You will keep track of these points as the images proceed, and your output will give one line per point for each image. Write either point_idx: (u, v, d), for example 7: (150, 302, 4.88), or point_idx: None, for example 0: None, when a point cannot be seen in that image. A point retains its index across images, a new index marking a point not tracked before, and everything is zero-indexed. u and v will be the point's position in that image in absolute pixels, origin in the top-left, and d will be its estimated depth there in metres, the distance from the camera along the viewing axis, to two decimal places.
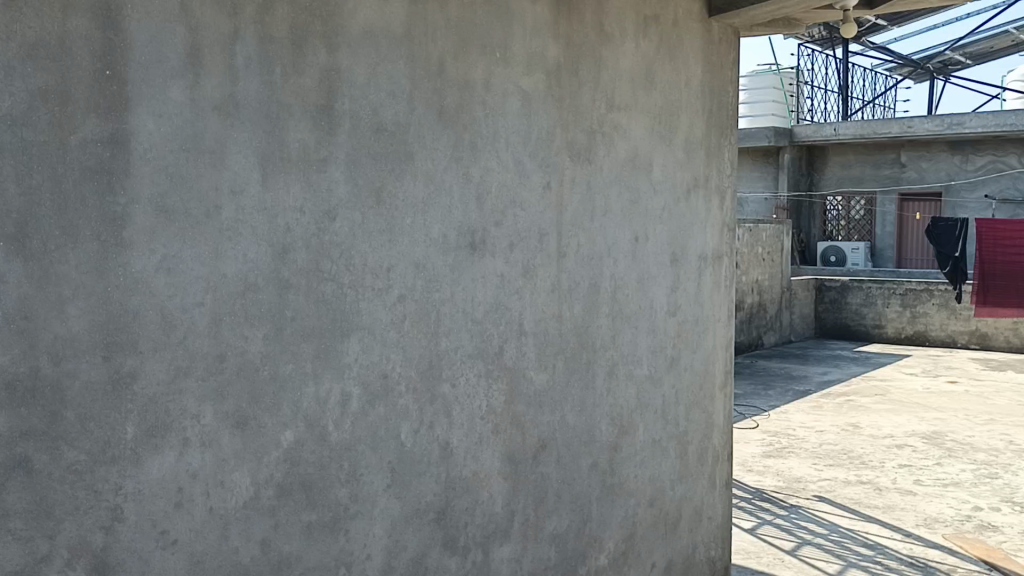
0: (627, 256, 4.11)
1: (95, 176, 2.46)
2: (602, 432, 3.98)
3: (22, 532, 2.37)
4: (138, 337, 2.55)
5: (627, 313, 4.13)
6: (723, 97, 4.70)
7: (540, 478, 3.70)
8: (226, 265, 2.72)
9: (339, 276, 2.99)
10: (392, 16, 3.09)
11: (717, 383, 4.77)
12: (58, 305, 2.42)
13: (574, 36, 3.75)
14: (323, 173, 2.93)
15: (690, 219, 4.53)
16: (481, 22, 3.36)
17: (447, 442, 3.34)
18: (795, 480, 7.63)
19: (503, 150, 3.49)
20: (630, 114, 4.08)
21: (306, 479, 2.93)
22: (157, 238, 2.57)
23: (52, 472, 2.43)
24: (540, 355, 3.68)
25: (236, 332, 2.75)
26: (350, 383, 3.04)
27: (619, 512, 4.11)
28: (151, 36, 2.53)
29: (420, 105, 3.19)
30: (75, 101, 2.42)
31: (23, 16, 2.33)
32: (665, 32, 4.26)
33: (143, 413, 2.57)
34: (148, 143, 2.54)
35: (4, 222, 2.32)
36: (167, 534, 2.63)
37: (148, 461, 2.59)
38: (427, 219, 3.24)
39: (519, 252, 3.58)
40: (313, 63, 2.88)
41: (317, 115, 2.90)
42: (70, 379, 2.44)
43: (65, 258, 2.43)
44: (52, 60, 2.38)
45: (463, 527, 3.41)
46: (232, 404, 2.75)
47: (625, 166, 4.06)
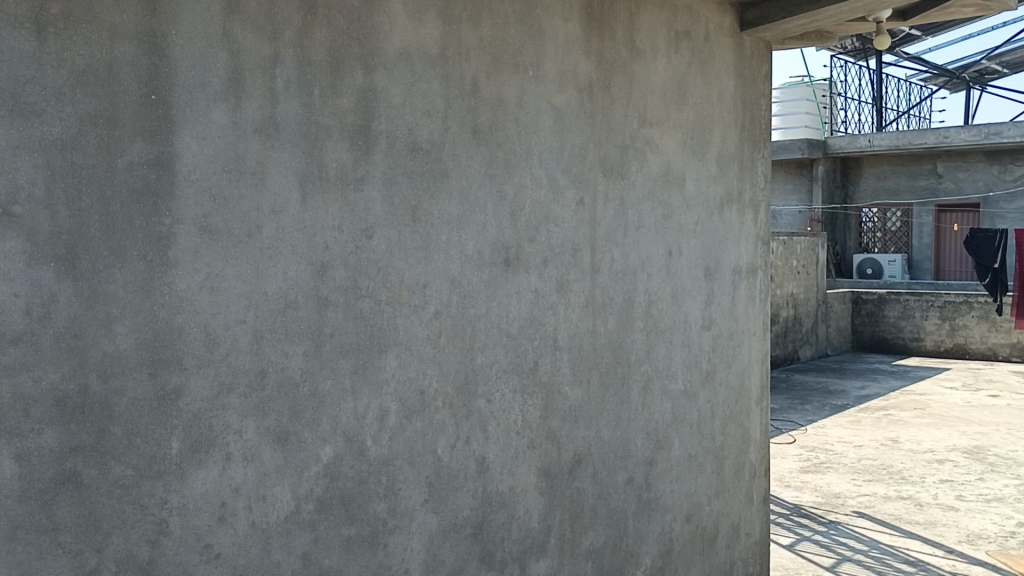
0: (661, 270, 4.12)
1: (142, 198, 2.53)
2: (637, 447, 3.98)
3: (71, 546, 2.43)
4: (183, 354, 2.62)
5: (662, 327, 4.13)
6: (756, 110, 4.70)
7: (576, 493, 3.71)
8: (268, 284, 2.78)
9: (376, 293, 3.04)
10: (427, 37, 3.14)
11: (753, 397, 4.73)
12: (107, 323, 2.49)
13: (606, 53, 3.78)
14: (360, 192, 2.98)
15: (724, 232, 4.52)
16: (515, 40, 3.40)
17: (483, 457, 3.36)
18: (833, 496, 7.53)
19: (536, 167, 3.52)
20: (662, 130, 4.09)
21: (345, 494, 2.97)
22: (201, 257, 2.64)
23: (101, 487, 2.49)
24: (575, 369, 3.69)
25: (276, 348, 2.80)
26: (388, 399, 3.07)
27: (656, 527, 4.10)
28: (194, 61, 2.61)
29: (454, 124, 3.24)
30: (123, 125, 2.49)
31: (73, 44, 2.41)
32: (697, 47, 4.28)
33: (188, 428, 2.64)
34: (193, 165, 2.62)
35: (55, 244, 2.40)
36: (210, 547, 2.68)
37: (193, 475, 2.65)
38: (462, 235, 3.28)
39: (553, 268, 3.61)
40: (350, 85, 2.94)
41: (354, 135, 2.96)
42: (118, 396, 2.51)
43: (113, 278, 2.49)
44: (101, 86, 2.46)
45: (500, 542, 3.42)
46: (273, 420, 2.80)
47: (657, 180, 4.08)
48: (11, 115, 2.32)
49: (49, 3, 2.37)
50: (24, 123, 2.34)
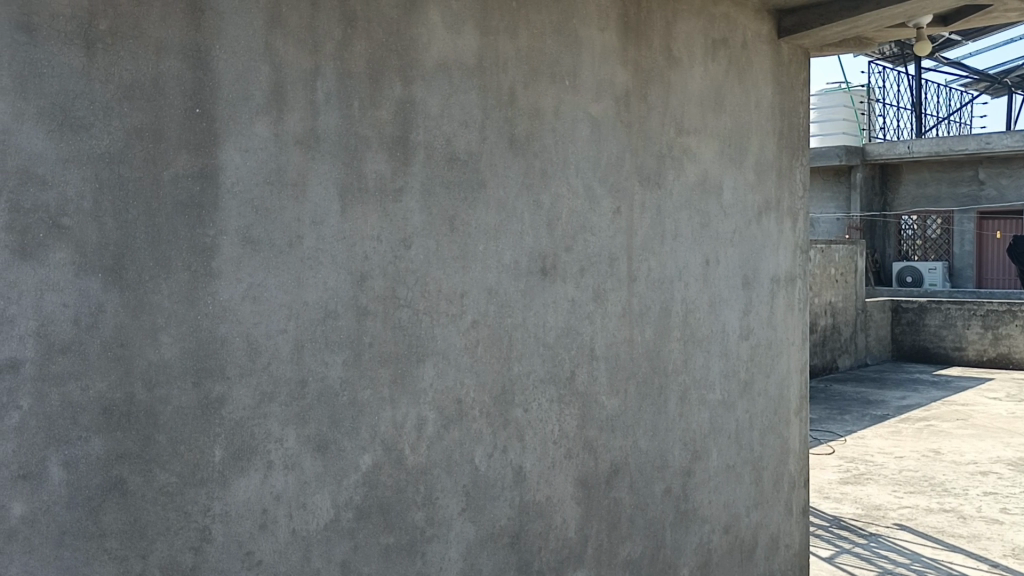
0: (698, 279, 4.09)
1: (187, 210, 2.59)
2: (675, 457, 3.95)
3: (117, 552, 2.49)
4: (226, 363, 2.66)
5: (700, 337, 4.10)
6: (794, 118, 4.66)
7: (613, 503, 3.69)
8: (308, 293, 2.81)
9: (415, 303, 3.06)
10: (465, 48, 3.16)
11: (792, 407, 4.68)
12: (152, 333, 2.54)
13: (642, 61, 3.78)
14: (399, 202, 3.01)
15: (762, 240, 4.47)
16: (552, 50, 3.42)
17: (521, 466, 3.36)
18: (874, 508, 7.42)
19: (572, 176, 3.52)
20: (700, 138, 4.07)
21: (384, 502, 2.99)
22: (244, 267, 2.69)
23: (145, 494, 2.53)
24: (612, 379, 3.68)
25: (316, 357, 2.83)
26: (426, 408, 3.09)
27: (695, 539, 4.06)
28: (238, 75, 2.66)
29: (492, 134, 3.25)
30: (168, 139, 2.55)
31: (120, 59, 2.48)
32: (734, 55, 4.25)
33: (230, 436, 2.67)
34: (236, 177, 2.66)
35: (103, 255, 2.47)
36: (252, 554, 2.72)
37: (235, 483, 2.68)
38: (499, 245, 3.29)
39: (590, 277, 3.61)
40: (389, 96, 2.97)
41: (393, 146, 2.99)
42: (163, 404, 2.56)
43: (158, 288, 2.55)
44: (147, 100, 2.52)
45: (537, 551, 3.41)
46: (314, 428, 2.83)
47: (695, 189, 4.06)
48: (61, 129, 2.41)
49: (97, 20, 2.45)
50: (74, 136, 2.42)
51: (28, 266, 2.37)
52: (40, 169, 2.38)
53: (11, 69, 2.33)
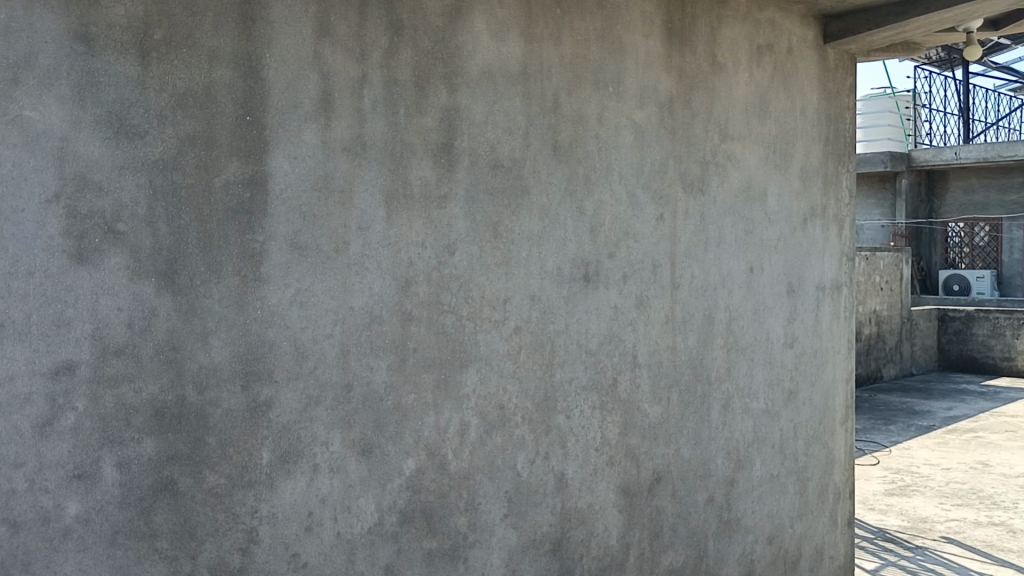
0: (743, 287, 4.04)
1: (237, 217, 2.64)
2: (718, 466, 3.91)
3: (167, 552, 2.55)
4: (273, 366, 2.70)
5: (743, 345, 4.05)
6: (841, 124, 4.60)
7: (655, 512, 3.66)
8: (354, 299, 2.84)
9: (458, 308, 3.07)
10: (509, 55, 3.17)
11: (838, 418, 4.60)
12: (203, 336, 2.59)
13: (686, 68, 3.76)
14: (443, 209, 3.03)
15: (808, 247, 4.41)
16: (596, 57, 3.42)
17: (563, 473, 3.34)
18: (920, 520, 7.28)
19: (616, 183, 3.51)
20: (744, 144, 4.04)
21: (426, 506, 3.00)
22: (291, 273, 2.73)
23: (195, 495, 2.59)
24: (654, 387, 3.66)
25: (362, 362, 2.86)
26: (469, 413, 3.09)
27: (738, 549, 4.01)
28: (287, 84, 2.71)
29: (536, 140, 3.25)
30: (219, 146, 2.61)
31: (174, 69, 2.54)
32: (780, 60, 4.21)
33: (278, 439, 2.71)
34: (285, 184, 2.71)
35: (156, 260, 2.53)
36: (298, 556, 2.75)
37: (282, 486, 2.72)
38: (543, 251, 3.28)
39: (633, 283, 3.59)
40: (435, 104, 2.99)
41: (438, 152, 3.01)
42: (213, 407, 2.61)
43: (209, 293, 2.60)
44: (199, 108, 2.58)
45: (578, 559, 3.40)
46: (358, 432, 2.85)
47: (739, 195, 4.02)
48: (117, 137, 2.48)
49: (152, 30, 2.52)
50: (129, 144, 2.49)
51: (84, 270, 2.45)
52: (97, 176, 2.46)
53: (70, 78, 2.42)
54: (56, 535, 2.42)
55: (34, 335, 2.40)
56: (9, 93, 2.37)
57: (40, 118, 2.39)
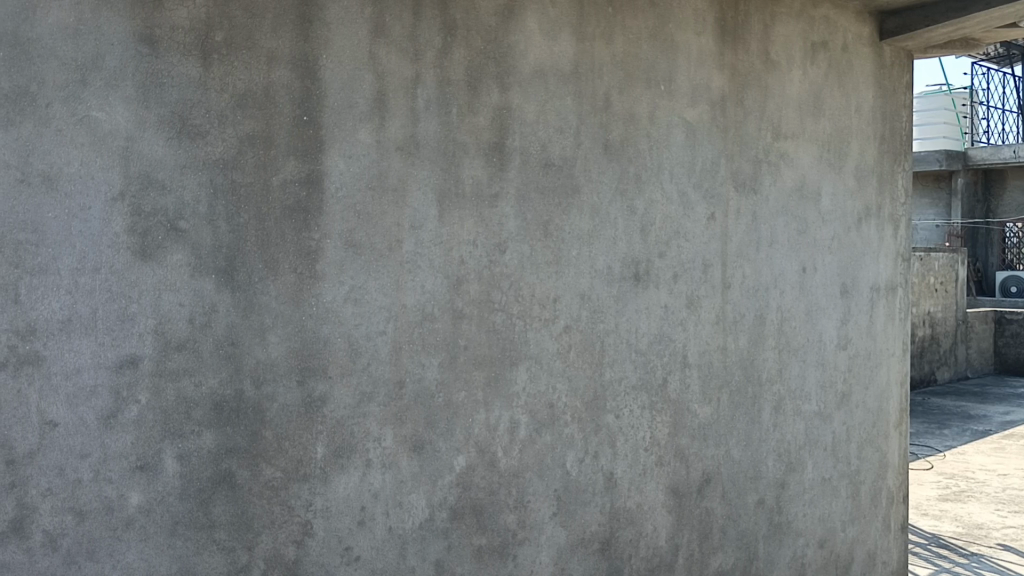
0: (795, 286, 3.99)
1: (294, 215, 2.69)
2: (769, 468, 3.87)
3: (225, 543, 2.61)
4: (328, 362, 2.74)
5: (796, 346, 3.99)
6: (897, 122, 4.51)
7: (704, 513, 3.64)
8: (406, 296, 2.88)
9: (509, 307, 3.08)
10: (561, 54, 3.18)
11: (893, 420, 4.51)
12: (261, 332, 2.65)
13: (739, 65, 3.73)
14: (495, 208, 3.04)
15: (863, 248, 4.33)
16: (648, 56, 3.41)
17: (612, 472, 3.34)
18: (975, 526, 7.12)
19: (667, 182, 3.49)
20: (798, 142, 3.99)
21: (476, 503, 3.02)
22: (346, 270, 2.77)
23: (252, 487, 2.64)
24: (705, 388, 3.63)
25: (414, 359, 2.89)
26: (519, 411, 3.10)
27: (789, 553, 3.96)
28: (343, 84, 2.75)
29: (587, 139, 3.25)
30: (278, 145, 2.67)
31: (234, 69, 2.60)
32: (835, 57, 4.15)
33: (331, 434, 2.75)
34: (340, 182, 2.76)
35: (216, 257, 2.59)
36: (351, 550, 2.79)
37: (335, 480, 2.76)
38: (593, 250, 3.28)
39: (684, 283, 3.56)
40: (487, 103, 3.01)
41: (490, 151, 3.03)
42: (270, 401, 2.66)
43: (267, 289, 2.65)
44: (259, 108, 2.64)
45: (627, 559, 3.40)
46: (410, 428, 2.88)
47: (792, 195, 3.97)
48: (180, 137, 2.54)
49: (214, 32, 2.58)
50: (191, 144, 2.55)
51: (148, 266, 2.51)
52: (160, 175, 2.52)
53: (135, 80, 2.49)
54: (119, 525, 2.48)
55: (100, 329, 2.46)
56: (78, 94, 2.43)
57: (106, 118, 2.46)
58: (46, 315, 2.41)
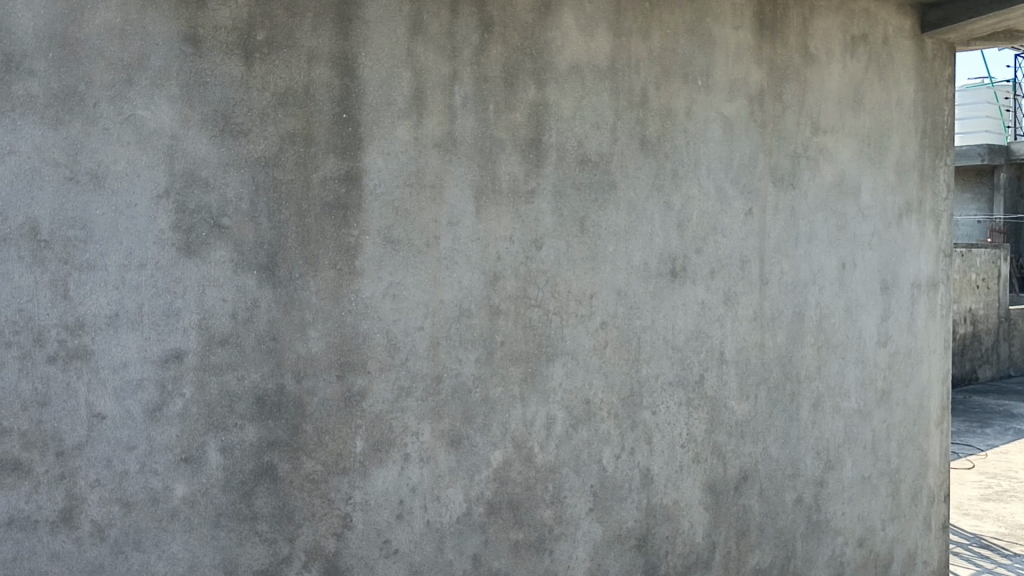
0: (835, 283, 3.95)
1: (334, 212, 2.73)
2: (807, 466, 3.84)
3: (267, 534, 2.65)
4: (367, 357, 2.77)
5: (835, 343, 3.95)
6: (940, 116, 4.43)
7: (742, 511, 3.62)
8: (444, 292, 2.90)
9: (545, 303, 3.08)
10: (598, 50, 3.18)
11: (934, 419, 4.44)
12: (301, 328, 2.68)
13: (777, 59, 3.70)
14: (531, 204, 3.05)
15: (905, 243, 4.27)
16: (684, 51, 3.39)
17: (648, 468, 3.33)
18: (1018, 527, 6.99)
19: (704, 177, 3.47)
20: (837, 137, 3.94)
21: (513, 498, 3.03)
22: (385, 266, 2.80)
23: (293, 480, 2.68)
24: (742, 384, 3.61)
25: (451, 355, 2.91)
26: (555, 407, 3.11)
27: (827, 551, 3.93)
28: (381, 81, 2.78)
29: (624, 135, 3.24)
30: (318, 143, 2.70)
31: (275, 68, 2.64)
32: (875, 51, 4.10)
33: (370, 428, 2.78)
34: (378, 179, 2.79)
35: (258, 253, 2.63)
36: (389, 543, 2.82)
37: (374, 474, 2.79)
38: (630, 246, 3.27)
39: (721, 279, 3.54)
40: (524, 99, 3.02)
41: (527, 148, 3.03)
42: (310, 396, 2.70)
43: (307, 285, 2.69)
44: (299, 106, 2.67)
45: (664, 555, 3.39)
46: (448, 423, 2.91)
47: (831, 190, 3.92)
48: (223, 135, 2.58)
49: (256, 31, 2.62)
50: (233, 141, 2.60)
51: (192, 262, 2.56)
52: (204, 172, 2.57)
53: (179, 79, 2.54)
54: (164, 516, 2.53)
55: (146, 324, 2.51)
56: (124, 94, 2.48)
57: (151, 117, 2.51)
58: (94, 311, 2.47)
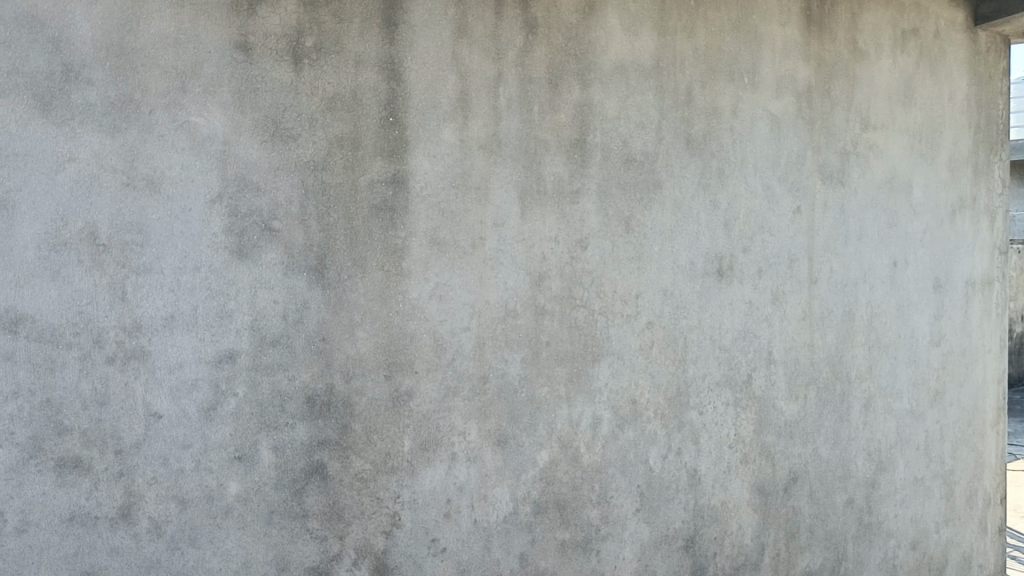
0: (886, 281, 3.87)
1: (381, 214, 2.76)
2: (858, 467, 3.78)
3: (318, 532, 2.70)
4: (415, 358, 2.81)
5: (886, 342, 3.88)
6: (994, 110, 4.30)
7: (791, 512, 3.57)
8: (489, 293, 2.92)
9: (591, 303, 3.09)
10: (643, 49, 3.17)
11: (990, 420, 4.33)
12: (350, 328, 2.73)
13: (826, 55, 3.66)
14: (576, 204, 3.05)
15: (960, 240, 4.17)
16: (731, 48, 3.37)
17: (696, 469, 3.32)
18: None
19: (751, 175, 3.44)
20: (888, 133, 3.88)
21: (560, 498, 3.04)
22: (431, 267, 2.83)
23: (343, 478, 2.73)
24: (791, 385, 3.57)
25: (496, 355, 2.93)
26: (602, 407, 3.11)
27: (879, 553, 3.86)
28: (427, 84, 2.82)
29: (669, 135, 3.23)
30: (365, 146, 2.74)
31: (324, 73, 2.69)
32: (927, 45, 4.02)
33: (418, 428, 2.82)
34: (425, 181, 2.82)
35: (307, 256, 2.68)
36: (437, 542, 2.85)
37: (423, 473, 2.83)
38: (676, 246, 3.26)
39: (769, 278, 3.51)
40: (568, 100, 3.03)
41: (571, 148, 3.04)
42: (359, 395, 2.74)
43: (355, 286, 2.73)
44: (347, 110, 2.72)
45: (712, 557, 3.37)
46: (494, 423, 2.93)
47: (881, 187, 3.85)
48: (273, 140, 2.64)
49: (304, 38, 2.67)
50: (284, 146, 2.65)
51: (244, 265, 2.62)
52: (255, 177, 2.62)
53: (231, 86, 2.60)
54: (219, 513, 2.59)
55: (200, 325, 2.58)
56: (178, 101, 2.55)
57: (204, 123, 2.57)
58: (151, 312, 2.53)
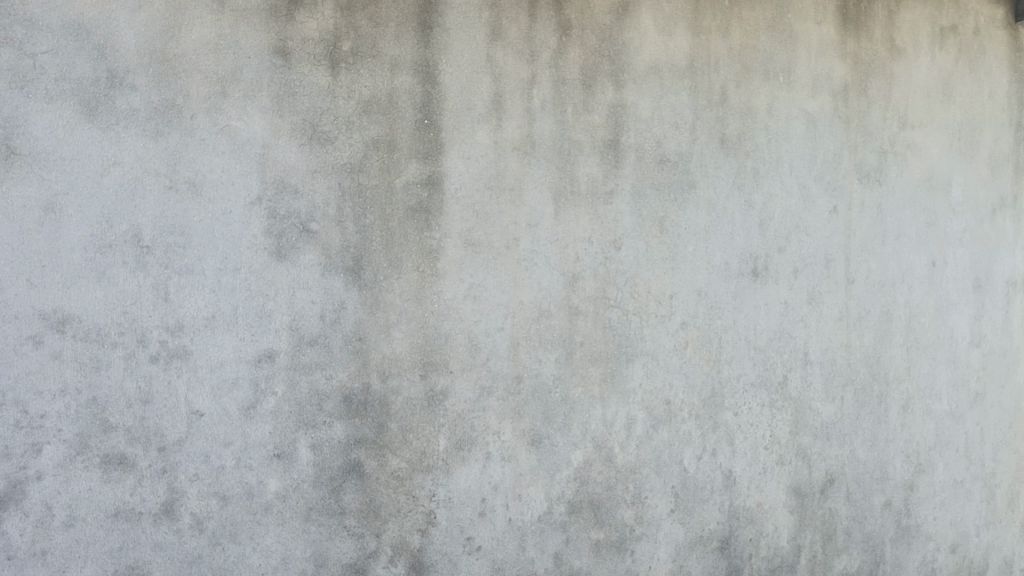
0: (925, 281, 3.80)
1: (416, 216, 2.79)
2: (897, 469, 3.73)
3: (355, 529, 2.74)
4: (449, 357, 2.84)
5: (926, 343, 3.82)
6: None
7: (828, 514, 3.54)
8: (523, 293, 2.94)
9: (625, 304, 3.09)
10: (676, 50, 3.18)
11: None
12: (386, 328, 2.76)
13: (862, 53, 3.63)
14: (610, 205, 3.06)
15: (1003, 238, 4.00)
16: (765, 48, 3.36)
17: (730, 470, 3.31)
18: None
19: (787, 175, 3.42)
20: (927, 132, 3.82)
21: (594, 497, 3.05)
22: (466, 268, 2.86)
23: (379, 476, 2.76)
24: (827, 386, 3.54)
25: (530, 355, 2.95)
26: (635, 408, 3.11)
27: (918, 557, 3.81)
28: (461, 87, 2.84)
29: (703, 135, 3.23)
30: (401, 148, 2.77)
31: (360, 77, 2.73)
32: (967, 42, 3.96)
33: (453, 427, 2.84)
34: (459, 183, 2.85)
35: (345, 257, 2.72)
36: (473, 540, 2.88)
37: (458, 471, 2.85)
38: (710, 245, 3.25)
39: (805, 278, 3.48)
40: (602, 100, 3.04)
41: (605, 149, 3.04)
42: (395, 395, 2.77)
43: (391, 287, 2.77)
44: (383, 113, 2.75)
45: (747, 558, 3.35)
46: (528, 422, 2.94)
47: (919, 186, 3.78)
48: (311, 143, 2.68)
49: (341, 42, 2.72)
50: (322, 149, 2.69)
51: (283, 266, 2.66)
52: (293, 179, 2.67)
53: (270, 91, 2.65)
54: (258, 510, 2.64)
55: (240, 325, 2.63)
56: (218, 105, 2.61)
57: (244, 127, 2.63)
58: (192, 312, 2.59)
